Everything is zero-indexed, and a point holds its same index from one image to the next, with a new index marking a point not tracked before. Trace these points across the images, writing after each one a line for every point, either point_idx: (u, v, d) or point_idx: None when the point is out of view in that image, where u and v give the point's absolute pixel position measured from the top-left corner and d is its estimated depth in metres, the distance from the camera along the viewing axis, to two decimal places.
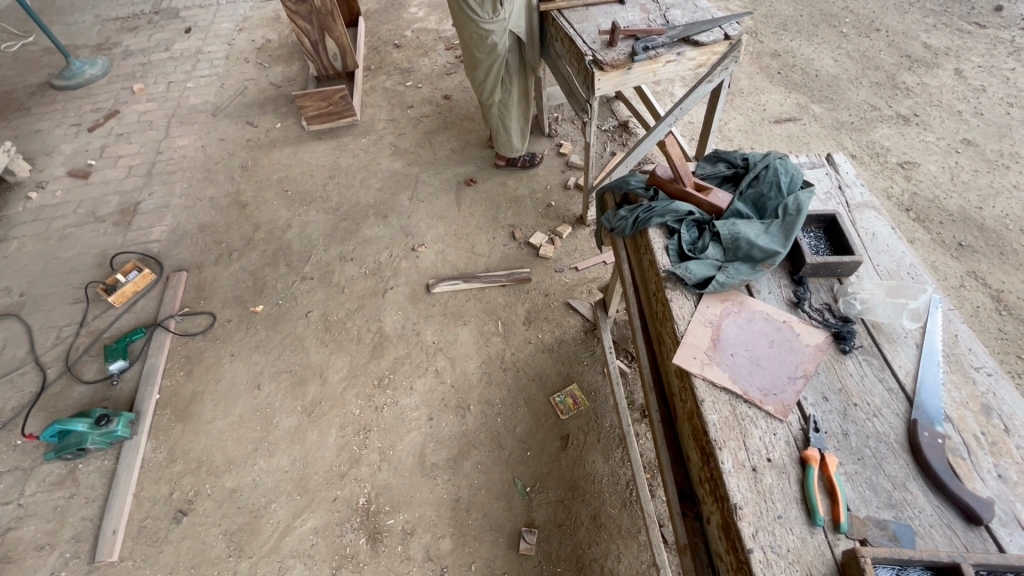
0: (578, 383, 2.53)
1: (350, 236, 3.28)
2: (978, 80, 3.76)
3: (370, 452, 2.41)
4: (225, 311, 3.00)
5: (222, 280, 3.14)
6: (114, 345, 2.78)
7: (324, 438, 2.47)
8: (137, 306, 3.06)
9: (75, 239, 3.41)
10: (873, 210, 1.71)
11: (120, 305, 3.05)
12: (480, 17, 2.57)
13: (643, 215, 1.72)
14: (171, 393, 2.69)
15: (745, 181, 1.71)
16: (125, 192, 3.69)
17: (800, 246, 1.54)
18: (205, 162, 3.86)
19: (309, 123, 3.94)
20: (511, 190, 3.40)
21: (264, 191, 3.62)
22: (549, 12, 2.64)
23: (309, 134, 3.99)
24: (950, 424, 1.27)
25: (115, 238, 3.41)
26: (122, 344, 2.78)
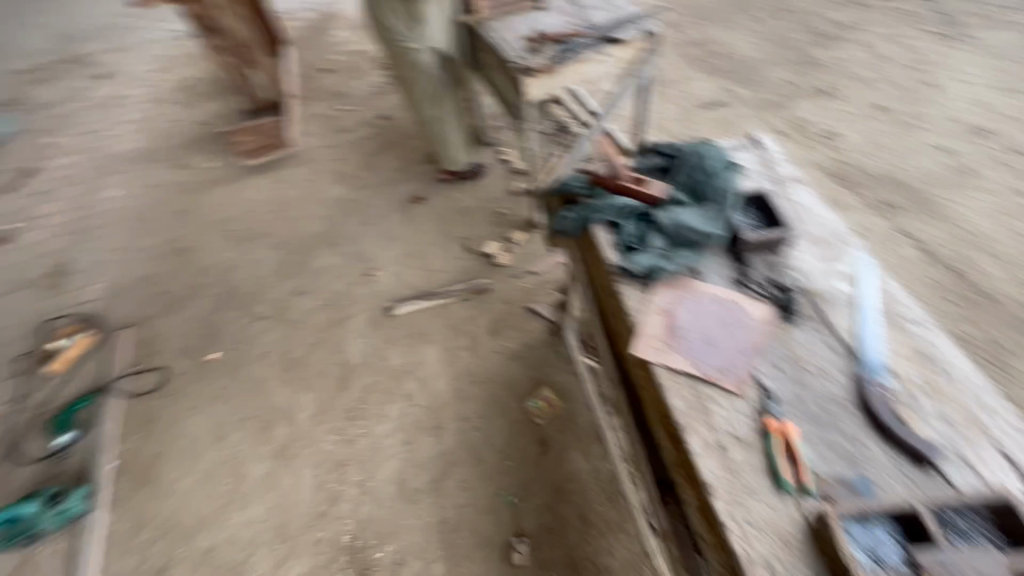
0: (550, 386, 2.54)
1: (301, 269, 3.19)
2: (884, 50, 4.03)
3: (349, 487, 2.35)
4: (178, 364, 2.87)
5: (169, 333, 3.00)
6: (60, 417, 2.62)
7: (299, 480, 2.40)
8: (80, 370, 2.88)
9: (4, 308, 3.20)
10: (800, 184, 1.80)
11: (61, 372, 2.87)
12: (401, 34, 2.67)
13: (586, 214, 1.75)
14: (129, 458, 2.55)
15: (679, 170, 1.77)
16: (54, 253, 3.49)
17: (736, 225, 1.60)
18: (139, 211, 3.70)
19: (247, 158, 3.86)
20: (460, 203, 3.39)
21: (204, 233, 3.49)
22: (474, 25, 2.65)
23: (246, 169, 3.88)
24: (894, 376, 1.35)
25: (48, 302, 3.21)
26: (68, 414, 2.63)
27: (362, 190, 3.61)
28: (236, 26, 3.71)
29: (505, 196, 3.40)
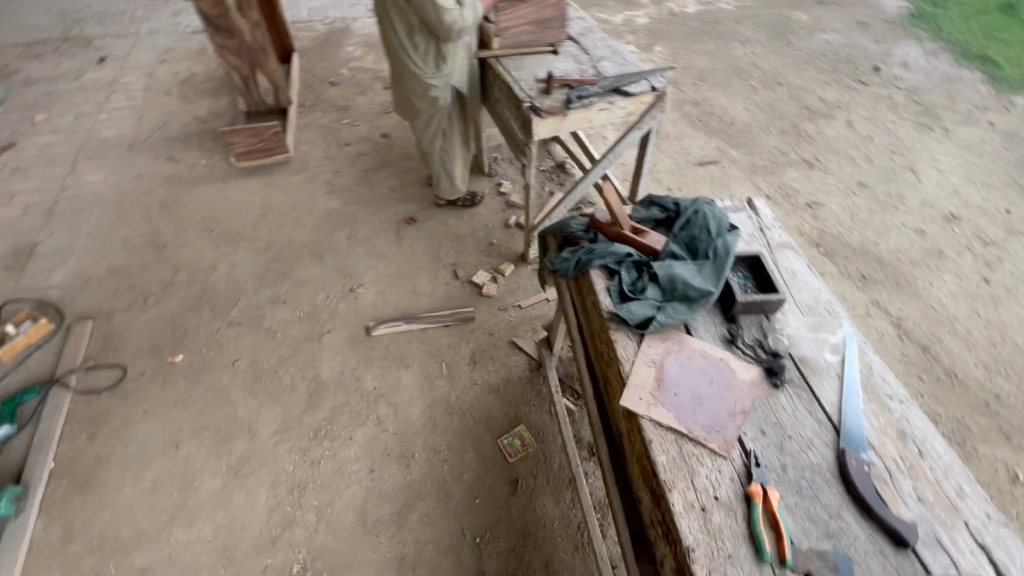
0: (526, 424, 2.48)
1: (159, 264, 3.18)
2: (846, 134, 4.19)
3: (99, 531, 2.18)
4: (35, 271, 3.11)
5: (59, 311, 2.91)
6: None
7: (56, 521, 2.20)
8: (82, 266, 3.16)
9: None
10: (790, 248, 1.86)
11: None
12: (418, 67, 2.67)
13: (584, 257, 1.76)
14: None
15: (678, 224, 1.79)
16: (78, 153, 3.86)
17: (731, 287, 1.63)
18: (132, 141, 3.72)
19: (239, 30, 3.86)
20: (325, 232, 3.39)
21: (83, 218, 3.44)
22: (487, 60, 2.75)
23: (113, 169, 3.77)
24: (873, 451, 1.36)
25: None
26: None
27: (241, 201, 3.59)
28: (246, 27, 3.71)
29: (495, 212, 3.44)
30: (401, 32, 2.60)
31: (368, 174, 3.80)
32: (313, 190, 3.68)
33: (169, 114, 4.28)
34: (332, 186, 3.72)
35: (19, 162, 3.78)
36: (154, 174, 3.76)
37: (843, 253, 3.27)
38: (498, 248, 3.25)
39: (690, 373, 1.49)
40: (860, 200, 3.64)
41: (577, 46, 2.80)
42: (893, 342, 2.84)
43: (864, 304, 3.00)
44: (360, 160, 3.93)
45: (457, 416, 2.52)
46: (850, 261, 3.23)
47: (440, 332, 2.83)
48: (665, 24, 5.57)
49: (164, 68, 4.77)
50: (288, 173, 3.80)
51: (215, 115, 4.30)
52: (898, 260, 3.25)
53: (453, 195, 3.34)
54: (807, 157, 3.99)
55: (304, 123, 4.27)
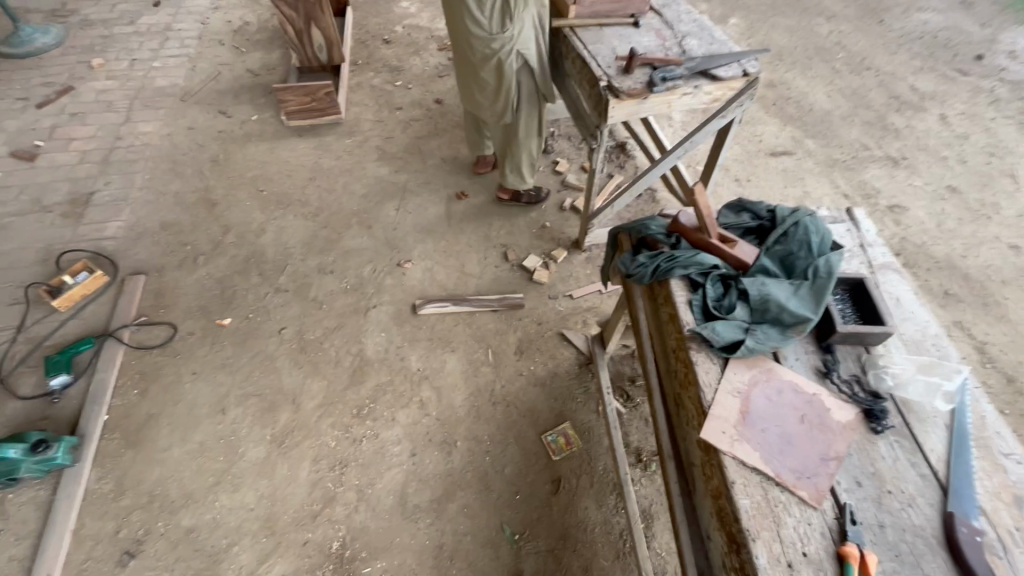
0: (571, 422, 2.41)
1: (209, 223, 3.16)
2: (935, 131, 3.82)
3: (149, 487, 2.24)
4: (93, 221, 3.14)
5: (113, 264, 2.94)
6: None
7: (111, 475, 2.27)
8: (135, 220, 3.16)
9: None
10: (895, 271, 1.67)
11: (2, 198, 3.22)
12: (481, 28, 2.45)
13: (664, 265, 1.62)
14: (46, 403, 2.45)
15: (772, 236, 1.62)
16: (133, 102, 3.84)
17: (830, 313, 1.48)
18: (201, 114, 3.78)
19: None
20: (374, 202, 3.30)
21: (137, 170, 3.43)
22: (563, 28, 2.50)
23: (166, 121, 3.74)
24: (985, 518, 1.22)
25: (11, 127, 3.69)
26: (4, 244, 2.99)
27: (292, 163, 3.52)
28: None
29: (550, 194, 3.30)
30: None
31: (419, 143, 3.66)
32: (364, 156, 3.58)
33: (221, 68, 4.20)
34: (382, 153, 3.60)
35: (77, 109, 3.78)
36: (207, 128, 3.72)
37: (924, 265, 3.02)
38: (551, 233, 3.11)
39: (778, 408, 1.36)
40: (948, 205, 3.33)
41: (659, 19, 2.57)
42: (975, 368, 2.61)
43: (946, 324, 2.76)
44: (411, 127, 3.78)
45: (500, 406, 2.46)
46: (931, 274, 2.97)
47: (487, 317, 2.75)
48: None
49: (217, 17, 4.64)
50: (338, 137, 3.70)
51: (267, 70, 4.19)
52: (987, 277, 2.97)
53: (522, 183, 3.07)
54: (892, 153, 3.65)
55: (355, 84, 4.12)
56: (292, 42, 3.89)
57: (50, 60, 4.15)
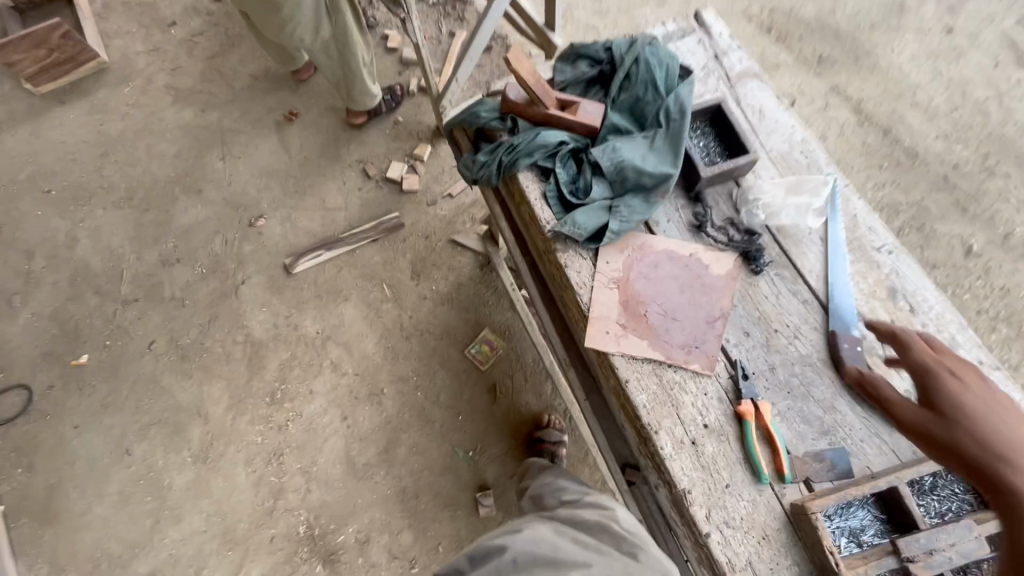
0: (490, 327, 2.32)
1: (5, 253, 2.56)
2: None
3: (88, 554, 2.10)
4: None
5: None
6: None
7: (42, 559, 2.10)
8: None
9: None
10: (755, 78, 1.48)
11: None
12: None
13: (506, 159, 1.36)
14: None
15: (615, 84, 1.37)
16: None
17: (691, 158, 1.31)
18: None
19: None
20: (191, 157, 2.71)
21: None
22: None
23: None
24: (864, 323, 1.24)
25: None
26: None
27: (67, 141, 2.78)
28: None
29: (391, 79, 2.78)
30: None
31: (216, 64, 2.93)
32: (154, 103, 2.85)
33: None
34: (175, 92, 2.87)
35: None
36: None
37: (797, 33, 2.81)
38: (407, 128, 2.68)
39: (658, 284, 1.26)
40: None
41: None
42: (855, 132, 2.59)
43: (824, 93, 2.67)
44: (198, 45, 2.98)
45: (416, 338, 2.32)
46: (805, 41, 2.79)
47: (370, 250, 2.46)
48: None
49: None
50: (112, 88, 2.90)
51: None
52: (857, 27, 2.82)
53: (368, 100, 2.49)
54: None
55: (101, 4, 3.12)
56: None
57: None
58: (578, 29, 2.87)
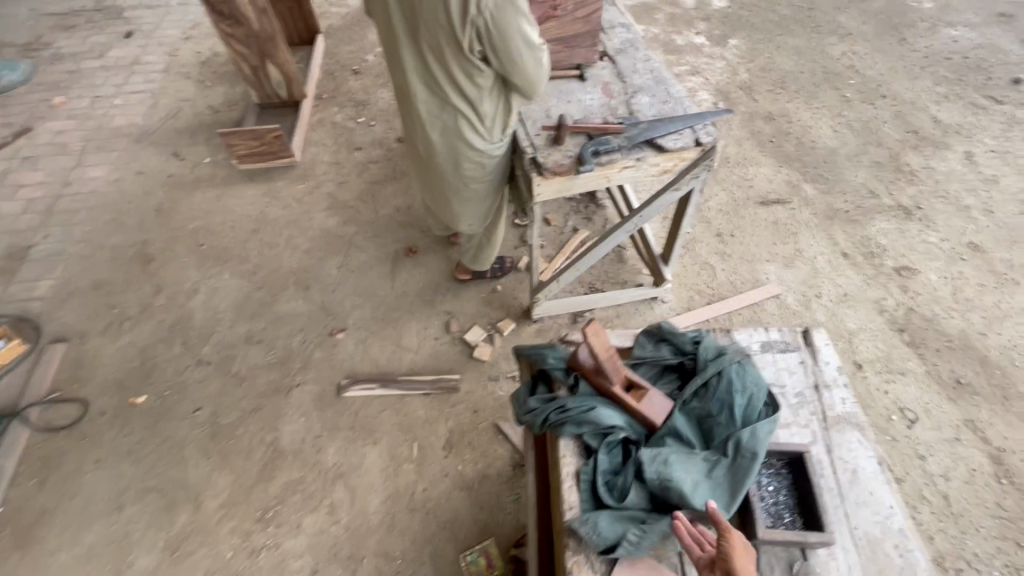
0: (495, 538, 2.11)
1: (142, 282, 2.97)
2: (958, 173, 3.34)
3: None
4: (26, 281, 3.00)
5: (37, 329, 2.79)
6: None
7: None
8: (66, 279, 3.00)
9: None
10: (855, 428, 1.31)
11: None
12: (480, 136, 1.94)
13: (553, 417, 1.30)
14: None
15: (690, 388, 1.30)
16: (85, 145, 3.70)
17: (752, 507, 1.15)
18: (152, 158, 3.61)
19: (229, 34, 3.37)
20: (316, 258, 3.05)
21: (79, 221, 3.28)
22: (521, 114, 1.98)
23: (117, 166, 3.57)
24: None
25: None
26: None
27: (236, 212, 3.30)
28: (253, 15, 3.31)
29: (506, 251, 2.98)
30: (456, 96, 1.83)
31: (373, 189, 3.40)
32: (313, 205, 3.32)
33: (182, 103, 3.99)
34: (332, 202, 3.34)
35: (30, 152, 3.67)
36: (157, 172, 3.53)
37: (933, 344, 2.58)
38: (501, 299, 2.80)
39: None
40: (967, 268, 2.87)
41: (612, 68, 2.21)
42: (987, 485, 2.18)
43: (955, 424, 2.33)
44: (368, 171, 3.51)
45: (419, 515, 2.18)
46: (942, 357, 2.54)
47: (417, 402, 2.46)
48: (747, 7, 4.60)
49: (187, 46, 4.43)
50: (290, 183, 3.46)
51: (229, 106, 3.96)
52: (1010, 363, 2.52)
53: (486, 262, 2.66)
54: (904, 202, 3.19)
55: (317, 120, 3.85)
56: (249, 80, 3.65)
57: (13, 98, 4.05)
58: (695, 263, 2.91)
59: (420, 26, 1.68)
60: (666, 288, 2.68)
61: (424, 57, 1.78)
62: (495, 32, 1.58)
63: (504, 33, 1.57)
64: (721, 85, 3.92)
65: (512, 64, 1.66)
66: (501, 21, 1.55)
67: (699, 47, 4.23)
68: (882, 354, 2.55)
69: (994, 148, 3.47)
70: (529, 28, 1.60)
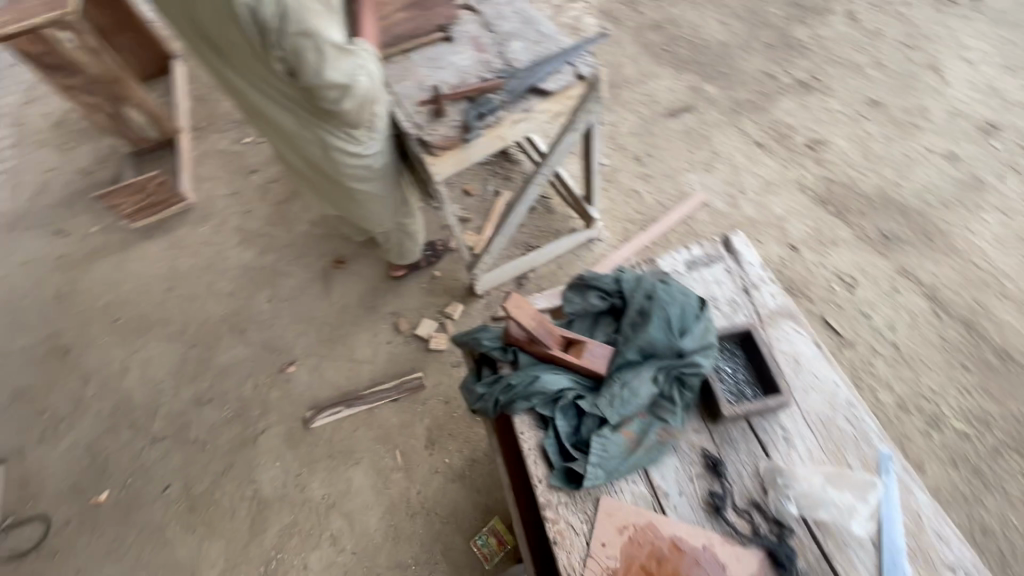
0: (500, 515, 2.15)
1: (65, 377, 2.76)
2: (844, 35, 3.39)
3: None
4: None
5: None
6: None
7: None
8: None
9: None
10: (790, 319, 1.37)
11: None
12: (346, 141, 1.81)
13: (502, 398, 1.28)
14: None
15: (626, 326, 1.28)
16: None
17: (715, 393, 1.22)
18: (32, 245, 3.28)
19: (67, 87, 3.02)
20: (244, 297, 2.89)
21: None
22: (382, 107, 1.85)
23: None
24: None
25: None
26: None
27: (144, 274, 3.07)
28: (86, 58, 2.95)
29: (435, 235, 2.90)
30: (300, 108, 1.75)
31: (282, 209, 3.20)
32: (224, 244, 3.12)
33: (47, 174, 3.60)
34: (243, 234, 3.14)
35: None
36: (44, 257, 3.22)
37: (857, 207, 2.67)
38: (443, 284, 2.74)
39: None
40: (871, 125, 2.96)
41: (477, 20, 2.08)
42: (929, 324, 2.32)
43: (890, 276, 2.45)
44: (271, 192, 3.30)
45: (420, 518, 2.18)
46: (866, 217, 2.64)
47: (388, 410, 2.42)
48: None
49: (32, 110, 3.97)
50: (192, 228, 3.22)
51: (99, 164, 3.60)
52: (926, 204, 2.64)
53: (414, 253, 2.56)
54: (801, 77, 3.23)
55: (200, 152, 3.56)
56: (110, 129, 3.31)
57: None
58: (621, 194, 2.90)
59: (228, 42, 1.56)
60: (598, 226, 2.67)
61: (253, 71, 1.68)
62: (292, 53, 1.50)
63: (304, 51, 1.49)
64: (603, 5, 3.80)
65: (320, 93, 1.61)
66: (297, 44, 1.47)
67: None
68: (813, 230, 2.63)
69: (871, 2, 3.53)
70: (334, 47, 1.52)
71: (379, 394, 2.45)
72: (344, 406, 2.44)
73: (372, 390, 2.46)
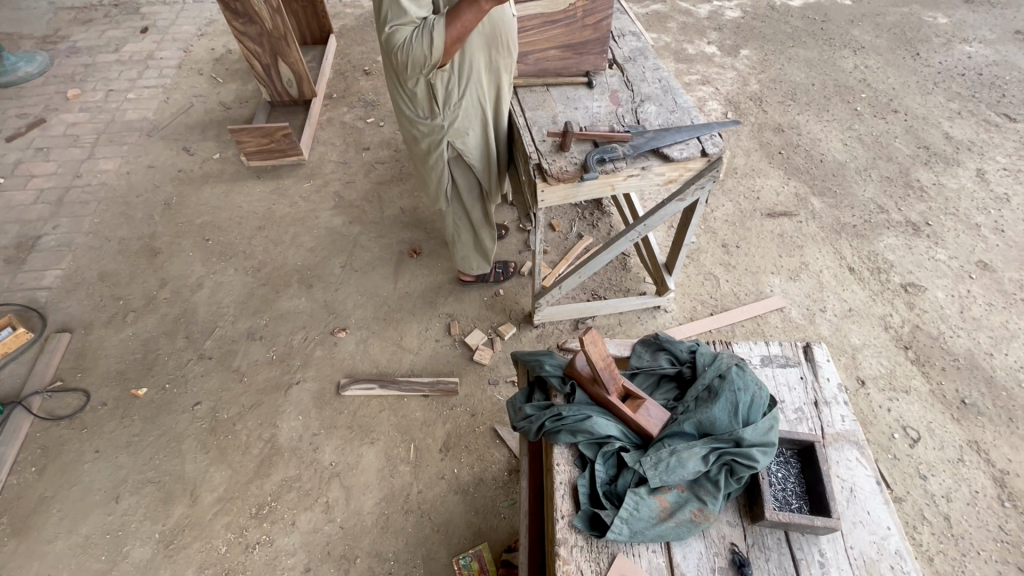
0: (489, 543, 2.10)
1: (147, 275, 2.99)
2: (968, 191, 3.30)
3: None
4: (37, 269, 3.02)
5: (42, 318, 2.80)
6: None
7: None
8: (74, 271, 3.02)
9: None
10: (854, 446, 1.33)
11: None
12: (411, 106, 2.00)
13: (548, 425, 1.30)
14: None
15: (689, 398, 1.29)
16: (97, 137, 3.74)
17: (762, 493, 1.18)
18: (161, 154, 3.64)
19: (240, 30, 3.40)
20: (321, 256, 3.06)
21: (88, 212, 3.30)
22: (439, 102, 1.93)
23: (127, 160, 3.60)
24: None
25: None
26: None
27: (243, 208, 3.32)
28: (265, 13, 3.33)
29: (510, 256, 2.99)
30: None
31: (380, 189, 3.41)
32: (320, 204, 3.34)
33: (194, 99, 4.01)
34: (339, 201, 3.36)
35: (43, 143, 3.69)
36: (166, 167, 3.55)
37: (939, 363, 2.55)
38: (503, 303, 2.80)
39: None
40: (975, 287, 2.84)
41: (620, 76, 2.20)
42: (990, 508, 2.14)
43: (958, 445, 2.30)
44: (375, 171, 3.53)
45: (413, 517, 2.17)
46: (947, 376, 2.51)
47: (416, 403, 2.47)
48: (759, 19, 4.59)
49: (201, 43, 4.47)
50: (297, 181, 3.47)
51: (239, 103, 3.98)
52: (1017, 384, 2.48)
53: (478, 265, 2.67)
54: (912, 218, 3.16)
55: (326, 119, 3.87)
56: (260, 77, 3.67)
57: (30, 89, 4.08)
58: (698, 274, 2.90)
59: None
60: (670, 297, 2.67)
61: None
62: None
63: None
64: (730, 95, 3.91)
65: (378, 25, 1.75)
66: None
67: (709, 57, 4.22)
68: (886, 371, 2.52)
69: (1005, 167, 3.44)
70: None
71: (421, 382, 2.51)
72: (385, 382, 2.51)
73: (415, 379, 2.53)
